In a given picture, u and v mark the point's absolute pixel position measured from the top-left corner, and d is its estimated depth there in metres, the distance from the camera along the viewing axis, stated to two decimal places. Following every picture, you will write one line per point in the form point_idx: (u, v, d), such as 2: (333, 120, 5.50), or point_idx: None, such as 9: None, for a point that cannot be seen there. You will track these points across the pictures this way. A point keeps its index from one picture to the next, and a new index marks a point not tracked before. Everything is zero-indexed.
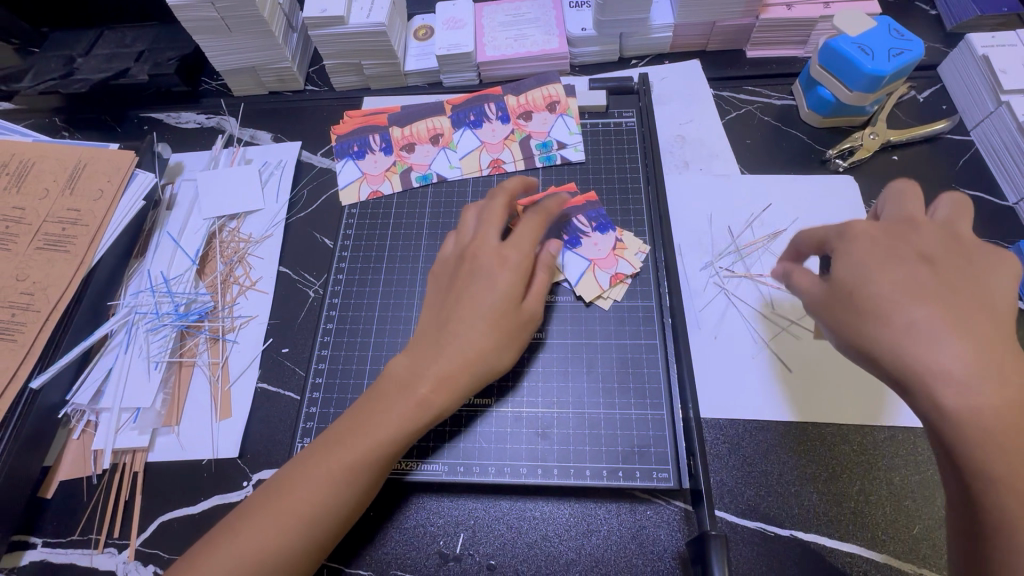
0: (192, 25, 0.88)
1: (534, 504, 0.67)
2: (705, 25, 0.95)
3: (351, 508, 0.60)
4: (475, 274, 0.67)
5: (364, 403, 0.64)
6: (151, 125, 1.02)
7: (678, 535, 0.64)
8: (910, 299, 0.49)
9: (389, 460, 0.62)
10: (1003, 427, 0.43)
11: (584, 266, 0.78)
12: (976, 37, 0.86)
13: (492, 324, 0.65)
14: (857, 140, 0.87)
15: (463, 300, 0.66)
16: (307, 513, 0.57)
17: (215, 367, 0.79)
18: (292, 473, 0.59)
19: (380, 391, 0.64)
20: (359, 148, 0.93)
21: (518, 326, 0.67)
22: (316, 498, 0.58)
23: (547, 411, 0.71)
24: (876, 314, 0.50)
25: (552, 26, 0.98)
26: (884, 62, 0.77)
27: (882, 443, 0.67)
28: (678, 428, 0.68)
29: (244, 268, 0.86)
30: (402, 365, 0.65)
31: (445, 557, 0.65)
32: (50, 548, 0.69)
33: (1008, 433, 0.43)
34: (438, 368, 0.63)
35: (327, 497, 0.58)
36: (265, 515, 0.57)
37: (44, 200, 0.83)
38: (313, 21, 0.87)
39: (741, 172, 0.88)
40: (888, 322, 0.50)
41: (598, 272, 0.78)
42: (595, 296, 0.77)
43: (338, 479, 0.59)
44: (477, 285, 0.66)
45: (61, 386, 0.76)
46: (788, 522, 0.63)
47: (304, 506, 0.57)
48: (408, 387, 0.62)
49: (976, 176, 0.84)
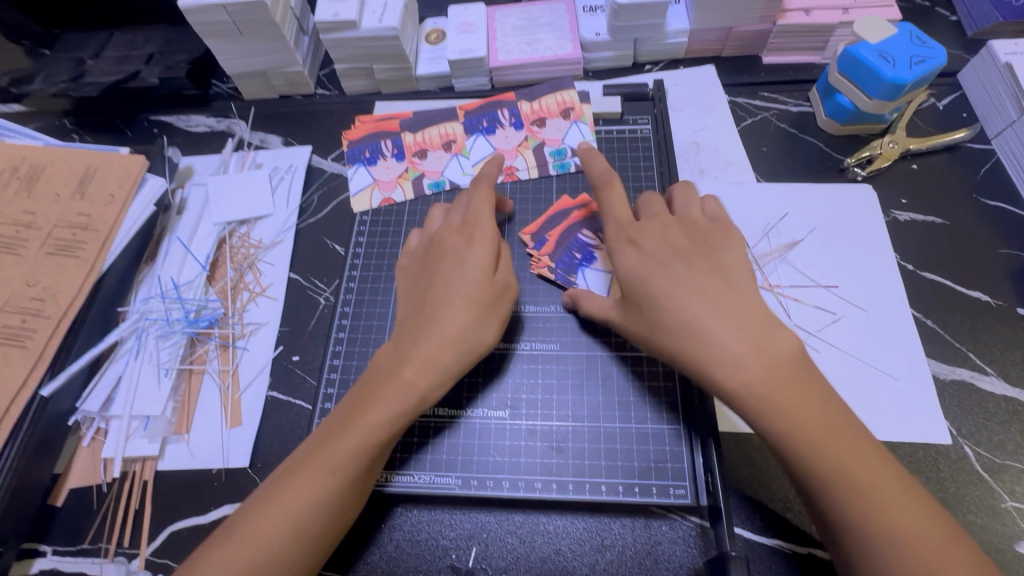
0: (203, 28, 0.88)
1: (549, 518, 0.66)
2: (720, 30, 0.94)
3: (344, 505, 0.59)
4: (444, 256, 0.68)
5: (356, 396, 0.63)
6: (161, 128, 1.02)
7: (694, 552, 0.63)
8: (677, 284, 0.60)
9: (380, 451, 0.61)
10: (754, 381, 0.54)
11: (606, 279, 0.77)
12: (999, 45, 0.84)
13: (467, 295, 0.64)
14: (876, 148, 0.85)
15: (436, 280, 0.66)
16: (304, 514, 0.57)
17: (225, 375, 0.79)
18: (287, 471, 0.59)
19: (370, 383, 0.63)
20: (370, 154, 0.92)
21: (496, 298, 0.67)
22: (312, 499, 0.57)
23: (561, 424, 0.70)
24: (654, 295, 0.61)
25: (566, 30, 0.97)
26: (905, 70, 0.76)
27: (903, 460, 0.66)
28: (695, 443, 0.67)
29: (255, 274, 0.86)
30: (390, 353, 0.64)
31: (457, 570, 0.64)
32: (60, 556, 0.69)
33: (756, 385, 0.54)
34: (439, 362, 0.62)
35: (320, 493, 0.57)
36: (260, 513, 0.57)
37: (55, 205, 0.83)
38: (326, 25, 0.87)
39: (757, 181, 0.87)
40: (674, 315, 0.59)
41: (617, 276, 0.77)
42: None
43: (330, 474, 0.58)
44: (447, 265, 0.67)
45: (71, 392, 0.75)
46: (801, 538, 0.62)
47: (298, 503, 0.57)
48: (405, 383, 0.61)
49: (997, 186, 0.83)
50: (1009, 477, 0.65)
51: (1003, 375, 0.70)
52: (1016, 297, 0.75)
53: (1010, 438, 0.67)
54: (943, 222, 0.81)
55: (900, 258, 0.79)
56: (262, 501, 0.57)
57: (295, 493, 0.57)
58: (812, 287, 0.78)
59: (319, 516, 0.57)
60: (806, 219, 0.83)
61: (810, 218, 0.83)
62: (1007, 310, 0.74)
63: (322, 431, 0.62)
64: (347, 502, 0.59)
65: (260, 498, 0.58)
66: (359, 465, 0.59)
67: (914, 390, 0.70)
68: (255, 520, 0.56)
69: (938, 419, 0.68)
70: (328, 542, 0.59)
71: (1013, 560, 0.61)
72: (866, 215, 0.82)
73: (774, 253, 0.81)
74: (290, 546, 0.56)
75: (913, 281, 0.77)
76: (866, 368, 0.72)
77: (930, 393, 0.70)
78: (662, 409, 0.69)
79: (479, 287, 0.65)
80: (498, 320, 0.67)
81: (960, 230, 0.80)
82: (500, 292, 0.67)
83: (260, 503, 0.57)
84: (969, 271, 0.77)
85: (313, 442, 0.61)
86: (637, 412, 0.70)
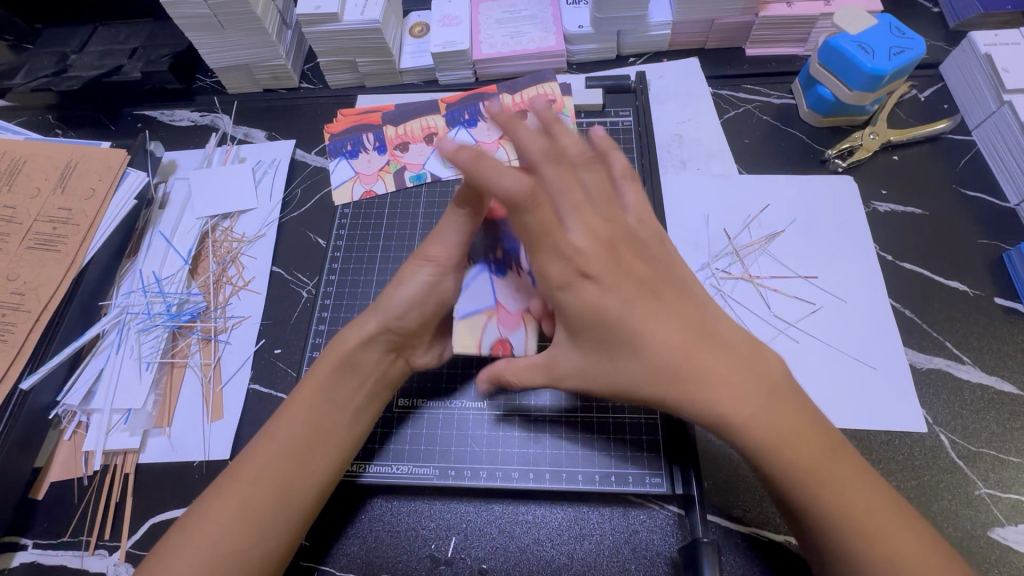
0: (184, 22, 0.87)
1: (528, 508, 0.67)
2: (704, 23, 0.93)
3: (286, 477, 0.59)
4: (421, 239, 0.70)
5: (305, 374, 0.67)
6: (145, 123, 1.02)
7: (671, 540, 0.63)
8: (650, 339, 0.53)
9: (320, 421, 0.62)
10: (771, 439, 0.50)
11: (487, 305, 0.65)
12: (979, 36, 0.84)
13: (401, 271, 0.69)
14: (857, 139, 0.86)
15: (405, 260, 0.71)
16: (258, 490, 0.58)
17: (207, 368, 0.78)
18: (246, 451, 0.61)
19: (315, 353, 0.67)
20: (352, 147, 0.92)
21: (413, 262, 0.66)
22: (261, 468, 0.59)
23: (539, 415, 0.70)
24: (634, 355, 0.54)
25: (549, 23, 0.97)
26: (884, 61, 0.76)
27: (880, 447, 0.67)
28: (671, 432, 0.67)
29: (237, 268, 0.86)
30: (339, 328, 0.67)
31: (437, 561, 0.64)
32: (40, 549, 0.69)
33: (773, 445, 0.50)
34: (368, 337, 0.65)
35: (264, 460, 0.59)
36: (218, 490, 0.59)
37: (36, 199, 0.83)
38: (307, 18, 0.86)
39: (739, 172, 0.87)
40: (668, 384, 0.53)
41: (487, 325, 0.64)
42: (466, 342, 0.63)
43: (279, 443, 0.61)
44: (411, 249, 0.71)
45: (52, 386, 0.75)
46: (776, 526, 0.63)
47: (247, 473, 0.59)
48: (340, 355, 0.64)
49: (977, 177, 0.83)
50: (984, 464, 0.65)
51: (980, 364, 0.71)
52: (994, 286, 0.76)
53: (985, 426, 0.67)
54: (923, 213, 0.82)
55: (878, 247, 0.80)
56: (223, 478, 0.59)
57: (246, 466, 0.59)
58: (792, 277, 0.78)
59: (261, 488, 0.58)
60: (786, 210, 0.83)
61: (790, 209, 0.83)
62: (985, 299, 0.75)
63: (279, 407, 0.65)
64: (297, 476, 0.60)
65: (221, 478, 0.60)
66: (304, 434, 0.61)
67: (893, 379, 0.71)
68: (221, 499, 0.58)
69: (914, 407, 0.69)
70: (288, 524, 0.59)
71: (987, 545, 0.61)
72: (846, 207, 0.83)
73: (754, 245, 0.81)
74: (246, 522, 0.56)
75: (892, 271, 0.78)
76: (845, 358, 0.72)
77: (908, 383, 0.70)
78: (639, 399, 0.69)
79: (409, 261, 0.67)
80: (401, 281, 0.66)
81: (939, 220, 0.81)
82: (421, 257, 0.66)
83: (221, 479, 0.59)
84: (949, 262, 0.78)
85: (269, 419, 0.64)
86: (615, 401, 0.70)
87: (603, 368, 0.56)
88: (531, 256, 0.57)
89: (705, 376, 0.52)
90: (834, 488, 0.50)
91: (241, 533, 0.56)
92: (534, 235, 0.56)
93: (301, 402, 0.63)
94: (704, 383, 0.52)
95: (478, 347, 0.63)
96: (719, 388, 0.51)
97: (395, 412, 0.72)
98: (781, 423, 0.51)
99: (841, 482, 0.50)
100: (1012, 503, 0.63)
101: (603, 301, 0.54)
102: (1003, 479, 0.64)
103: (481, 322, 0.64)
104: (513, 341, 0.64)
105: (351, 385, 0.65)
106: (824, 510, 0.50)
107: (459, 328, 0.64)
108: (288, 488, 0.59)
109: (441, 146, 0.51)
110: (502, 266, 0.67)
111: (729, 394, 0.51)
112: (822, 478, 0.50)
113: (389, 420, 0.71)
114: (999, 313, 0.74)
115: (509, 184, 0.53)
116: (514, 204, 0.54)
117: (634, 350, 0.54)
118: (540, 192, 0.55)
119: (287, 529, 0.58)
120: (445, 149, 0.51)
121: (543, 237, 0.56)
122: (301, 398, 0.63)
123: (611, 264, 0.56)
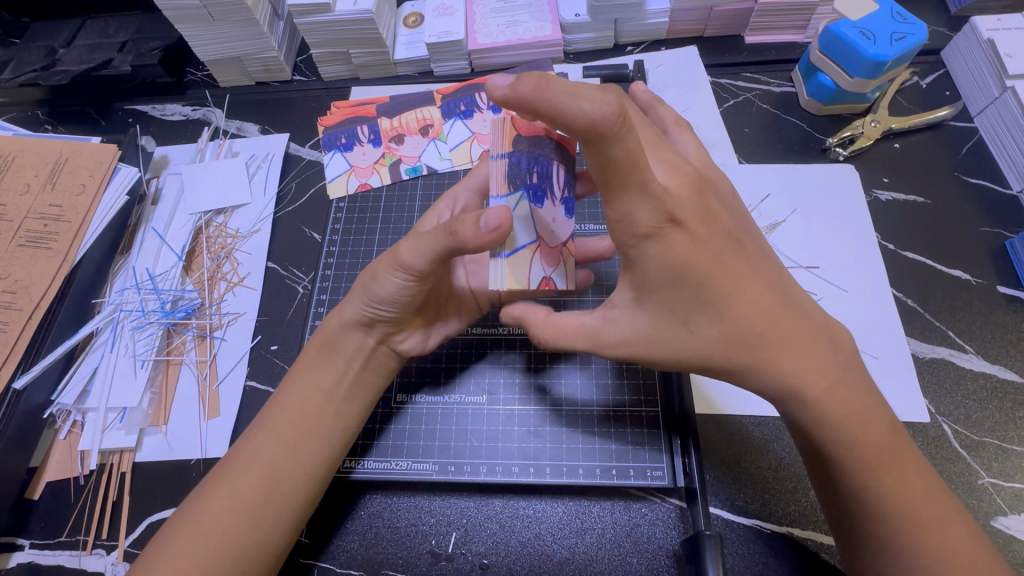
0: (172, 13, 0.85)
1: (528, 503, 0.66)
2: (703, 10, 0.92)
3: (282, 476, 0.59)
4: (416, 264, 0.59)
5: (294, 372, 0.66)
6: (135, 118, 1.00)
7: (673, 533, 0.63)
8: (702, 305, 0.53)
9: (312, 422, 0.62)
10: (805, 398, 0.53)
11: (530, 240, 0.57)
12: (982, 20, 0.83)
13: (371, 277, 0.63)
14: (858, 128, 0.84)
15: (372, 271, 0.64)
16: (254, 489, 0.58)
17: (203, 366, 0.78)
18: (240, 450, 0.61)
19: (308, 352, 0.66)
20: (347, 139, 0.92)
21: (389, 266, 0.61)
22: (257, 467, 0.59)
23: (538, 410, 0.70)
24: (690, 318, 0.53)
25: (546, 11, 0.95)
26: (886, 47, 0.75)
27: None
28: (671, 426, 0.67)
29: (232, 264, 0.85)
30: (331, 326, 0.66)
31: (437, 556, 0.64)
32: (37, 549, 0.68)
33: (807, 406, 0.53)
34: (362, 334, 0.65)
35: (261, 461, 0.60)
36: (214, 490, 0.59)
37: (25, 196, 0.81)
38: (300, 9, 0.85)
39: (739, 162, 0.86)
40: (726, 347, 0.53)
41: (533, 261, 0.57)
42: (516, 284, 0.56)
43: (278, 442, 0.61)
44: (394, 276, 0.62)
45: (46, 385, 0.74)
46: (779, 519, 0.63)
47: (241, 472, 0.59)
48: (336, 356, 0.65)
49: (979, 164, 0.82)
50: (987, 454, 0.65)
51: (982, 353, 0.70)
52: (997, 275, 0.75)
53: (988, 416, 0.67)
54: (925, 201, 0.81)
55: (881, 237, 0.79)
56: (220, 468, 0.61)
57: (243, 464, 0.60)
58: (792, 268, 0.77)
59: (256, 487, 0.58)
60: (788, 200, 0.82)
61: (791, 198, 0.82)
62: (988, 288, 0.74)
63: (271, 402, 0.65)
64: (290, 469, 0.60)
65: (217, 469, 0.61)
66: (302, 433, 0.62)
67: (892, 369, 0.70)
68: (221, 493, 0.58)
69: (916, 398, 0.68)
70: (282, 523, 0.59)
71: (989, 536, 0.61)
72: (848, 196, 0.82)
73: None
74: (241, 513, 0.57)
75: (894, 260, 0.77)
76: None
77: (909, 372, 0.70)
78: (638, 392, 0.69)
79: (387, 256, 0.62)
80: (376, 286, 0.62)
81: (941, 208, 0.80)
82: (394, 263, 0.60)
83: (216, 478, 0.60)
84: (952, 251, 0.77)
85: (264, 409, 0.65)
86: (613, 395, 0.69)
87: (664, 337, 0.54)
88: (614, 195, 0.48)
89: (762, 351, 0.53)
90: (873, 474, 0.52)
91: (240, 531, 0.57)
92: (619, 167, 0.46)
93: (295, 394, 0.64)
94: (767, 354, 0.53)
95: (527, 287, 0.56)
96: (773, 365, 0.53)
97: (393, 408, 0.71)
98: (827, 404, 0.53)
99: (886, 469, 0.53)
100: (1015, 492, 0.63)
101: (696, 255, 0.52)
102: (1005, 468, 0.64)
103: (528, 259, 0.57)
104: (555, 278, 0.59)
105: (345, 385, 0.64)
106: (872, 494, 0.52)
107: (507, 270, 0.56)
108: (281, 479, 0.59)
109: (495, 86, 0.46)
110: (541, 193, 0.58)
111: (782, 369, 0.53)
112: (861, 466, 0.53)
113: (387, 416, 0.71)
114: (1002, 302, 0.73)
115: (590, 110, 0.43)
116: (598, 134, 0.44)
117: (710, 317, 0.53)
118: (629, 114, 0.45)
119: (282, 519, 0.59)
120: (499, 90, 0.46)
121: (632, 172, 0.46)
122: (294, 392, 0.64)
123: (703, 214, 0.53)
